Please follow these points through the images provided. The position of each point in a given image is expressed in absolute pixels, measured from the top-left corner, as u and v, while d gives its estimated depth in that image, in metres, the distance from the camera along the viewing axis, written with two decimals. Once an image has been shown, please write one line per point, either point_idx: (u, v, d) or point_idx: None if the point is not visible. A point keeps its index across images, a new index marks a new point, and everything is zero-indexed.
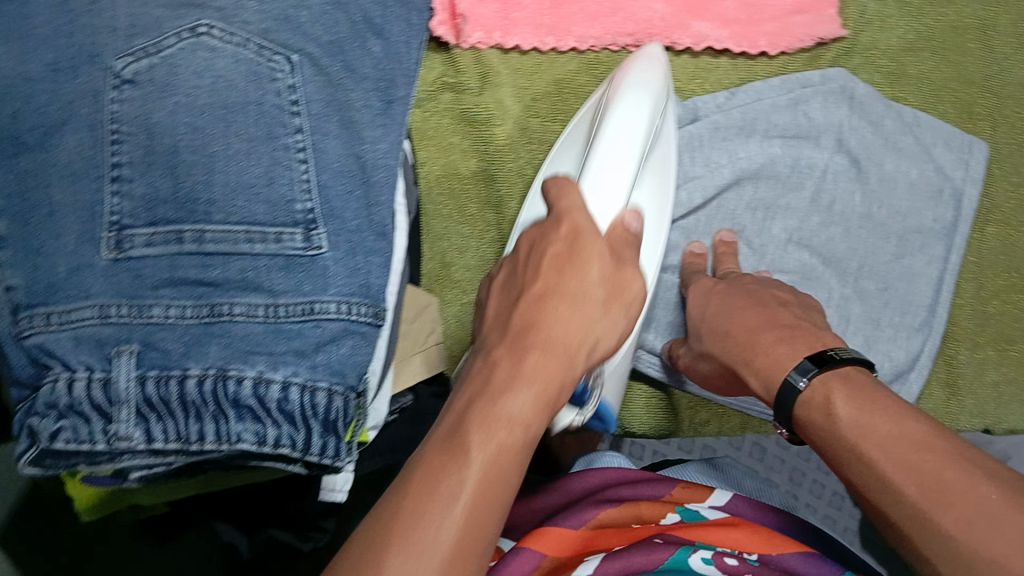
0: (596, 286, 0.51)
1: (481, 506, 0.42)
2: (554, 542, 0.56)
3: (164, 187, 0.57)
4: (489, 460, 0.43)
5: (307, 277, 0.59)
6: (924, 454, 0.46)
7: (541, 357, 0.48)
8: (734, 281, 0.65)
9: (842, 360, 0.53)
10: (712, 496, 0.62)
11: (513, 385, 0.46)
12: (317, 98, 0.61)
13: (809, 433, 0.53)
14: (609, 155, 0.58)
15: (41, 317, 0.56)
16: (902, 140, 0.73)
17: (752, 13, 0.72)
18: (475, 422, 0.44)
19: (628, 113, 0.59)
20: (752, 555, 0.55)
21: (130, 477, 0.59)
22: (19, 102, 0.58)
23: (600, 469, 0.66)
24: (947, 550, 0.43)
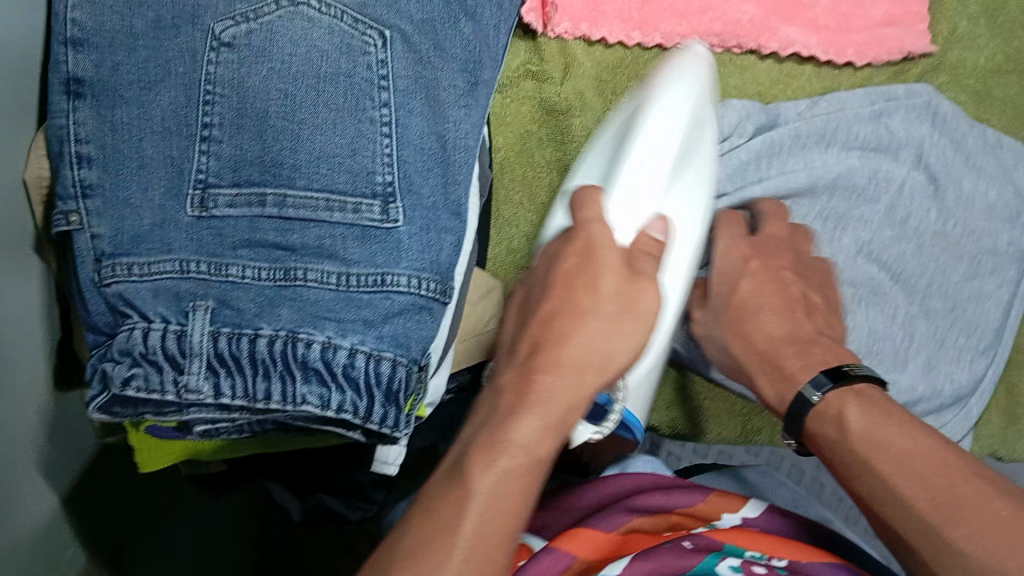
0: (609, 296, 0.50)
1: (488, 534, 0.42)
2: (585, 543, 0.55)
3: (251, 149, 0.59)
4: (495, 489, 0.43)
5: (381, 248, 0.59)
6: (938, 470, 0.47)
7: (550, 379, 0.47)
8: (768, 261, 0.61)
9: (857, 375, 0.52)
10: (747, 508, 0.60)
11: (519, 412, 0.46)
12: (406, 74, 0.62)
13: (819, 445, 0.53)
14: (637, 168, 0.57)
15: (123, 266, 0.58)
16: (982, 161, 0.73)
17: (842, 21, 0.72)
18: (480, 452, 0.44)
19: (663, 123, 0.58)
20: (784, 561, 0.53)
21: (194, 430, 0.61)
22: (121, 55, 0.59)
23: (633, 475, 0.65)
24: (957, 563, 0.44)
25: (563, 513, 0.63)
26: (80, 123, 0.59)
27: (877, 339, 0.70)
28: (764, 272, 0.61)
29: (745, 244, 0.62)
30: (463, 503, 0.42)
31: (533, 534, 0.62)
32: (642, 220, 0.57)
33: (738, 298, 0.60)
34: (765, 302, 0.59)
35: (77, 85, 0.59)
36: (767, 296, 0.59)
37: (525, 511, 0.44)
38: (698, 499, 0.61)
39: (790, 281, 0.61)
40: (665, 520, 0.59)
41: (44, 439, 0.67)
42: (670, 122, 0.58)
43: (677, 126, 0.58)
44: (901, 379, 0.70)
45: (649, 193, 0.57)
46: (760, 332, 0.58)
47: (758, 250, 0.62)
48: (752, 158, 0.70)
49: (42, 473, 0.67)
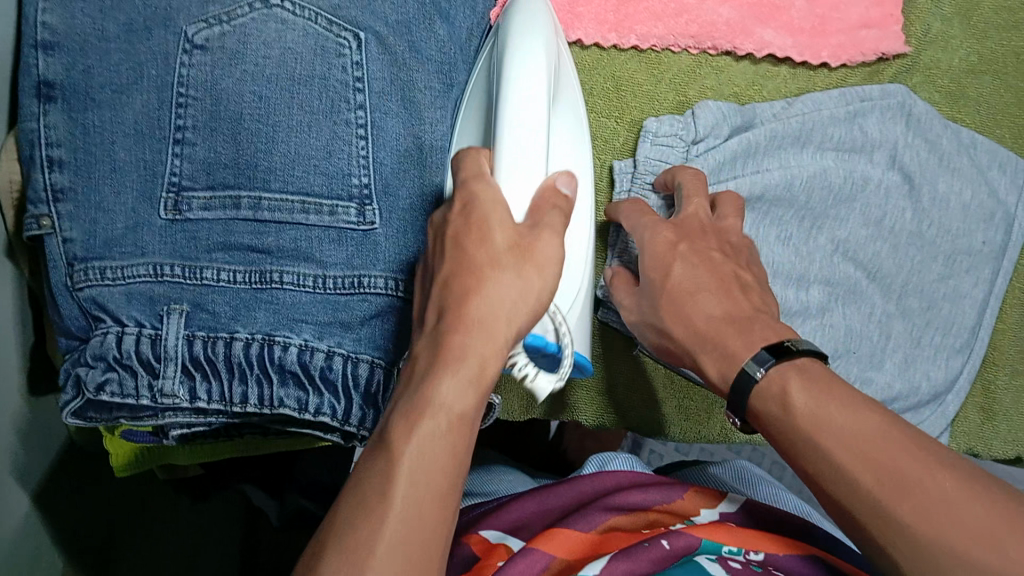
0: (504, 245, 0.45)
1: (420, 502, 0.41)
2: (563, 544, 0.56)
3: (225, 151, 0.58)
4: (421, 456, 0.41)
5: (358, 251, 0.59)
6: (881, 444, 0.47)
7: (466, 338, 0.43)
8: (696, 244, 0.60)
9: (800, 351, 0.51)
10: (724, 503, 0.61)
11: (438, 373, 0.43)
12: (380, 76, 0.61)
13: (764, 424, 0.53)
14: (520, 127, 0.51)
15: (96, 271, 0.57)
16: (957, 161, 0.73)
17: (817, 23, 0.72)
18: (401, 420, 0.42)
19: (530, 77, 0.53)
20: (759, 555, 0.55)
21: (169, 435, 0.61)
22: (91, 58, 0.58)
23: (611, 473, 0.66)
24: (908, 542, 0.45)
25: (543, 510, 0.64)
26: (51, 127, 0.58)
27: (853, 338, 0.71)
28: (694, 255, 0.59)
29: (668, 227, 0.61)
30: (389, 476, 0.41)
31: (513, 534, 0.61)
32: (537, 179, 0.51)
33: (671, 282, 0.59)
34: (701, 283, 0.58)
35: (49, 88, 0.58)
36: (701, 277, 0.58)
37: (456, 474, 0.42)
38: (677, 496, 0.62)
39: (719, 260, 0.60)
40: (642, 518, 0.60)
41: (19, 446, 0.66)
42: (534, 74, 0.53)
43: (541, 76, 0.53)
44: (878, 377, 0.71)
45: (538, 148, 0.51)
46: (697, 313, 0.57)
47: (682, 234, 0.61)
48: (727, 160, 0.70)
49: (18, 481, 0.66)
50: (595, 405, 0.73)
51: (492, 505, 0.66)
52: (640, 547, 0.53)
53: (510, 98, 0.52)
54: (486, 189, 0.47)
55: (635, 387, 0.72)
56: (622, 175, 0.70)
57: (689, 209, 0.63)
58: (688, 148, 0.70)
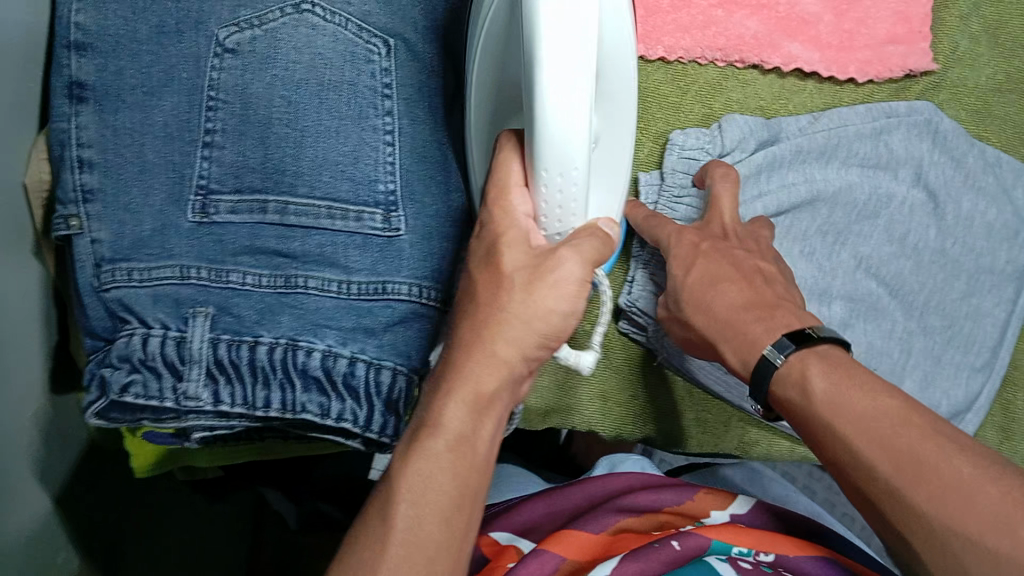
0: (514, 271, 0.48)
1: (423, 518, 0.46)
2: (575, 546, 0.57)
3: (253, 155, 0.59)
4: (422, 475, 0.47)
5: (383, 257, 0.60)
6: (901, 430, 0.49)
7: (471, 361, 0.48)
8: (718, 244, 0.62)
9: (820, 337, 0.53)
10: (735, 504, 0.62)
11: (442, 398, 0.48)
12: (408, 83, 0.62)
13: (786, 411, 0.54)
14: (557, 162, 0.45)
15: (124, 271, 0.58)
16: (983, 180, 0.74)
17: (844, 38, 0.72)
18: (408, 445, 0.48)
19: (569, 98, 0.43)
20: (769, 556, 0.57)
21: (192, 437, 0.61)
22: (124, 60, 0.59)
23: (623, 475, 0.67)
24: (921, 524, 0.47)
25: (552, 512, 0.64)
26: (83, 128, 0.59)
27: (875, 355, 0.70)
28: (715, 253, 0.61)
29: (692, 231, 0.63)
30: (395, 493, 0.47)
31: (523, 535, 0.62)
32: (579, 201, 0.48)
33: (691, 277, 0.60)
34: (720, 276, 0.59)
35: (80, 89, 0.59)
36: (723, 272, 0.60)
37: (460, 489, 0.47)
38: (688, 497, 0.63)
39: (742, 257, 0.61)
40: (653, 520, 0.61)
41: (40, 443, 0.66)
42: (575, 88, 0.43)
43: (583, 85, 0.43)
44: None
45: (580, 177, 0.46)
46: (719, 302, 0.58)
47: (704, 235, 0.63)
48: (752, 174, 0.70)
49: (37, 477, 0.66)
50: (613, 418, 0.73)
51: (504, 506, 0.67)
52: (651, 548, 0.54)
53: (542, 117, 0.43)
54: (504, 216, 0.49)
55: (656, 400, 0.72)
56: (648, 187, 0.70)
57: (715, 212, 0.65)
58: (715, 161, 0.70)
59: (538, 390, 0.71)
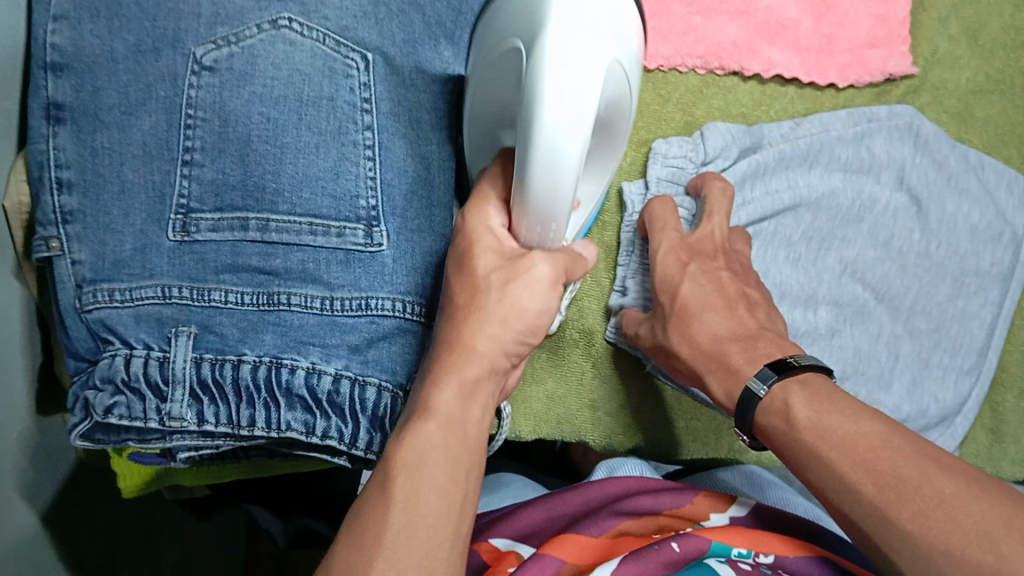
0: (488, 272, 0.50)
1: (421, 489, 0.46)
2: (575, 550, 0.57)
3: (233, 173, 0.58)
4: (417, 449, 0.46)
5: (365, 273, 0.60)
6: (881, 452, 0.49)
7: (452, 353, 0.49)
8: (705, 265, 0.63)
9: (801, 366, 0.55)
10: (734, 506, 0.63)
11: (430, 387, 0.48)
12: (388, 97, 0.62)
13: (770, 440, 0.55)
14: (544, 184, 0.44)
15: (104, 292, 0.57)
16: (965, 182, 0.74)
17: (824, 42, 0.72)
18: (400, 433, 0.48)
19: (570, 123, 0.42)
20: (768, 557, 0.57)
21: (177, 457, 0.61)
22: (101, 79, 0.58)
23: (621, 477, 0.66)
24: (905, 545, 0.46)
25: (551, 516, 0.64)
26: (61, 148, 0.58)
27: (863, 360, 0.71)
28: (701, 275, 0.63)
29: (681, 248, 0.64)
30: (392, 470, 0.46)
31: (522, 542, 0.62)
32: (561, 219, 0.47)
33: (680, 300, 0.62)
34: (706, 301, 0.61)
35: (57, 110, 0.58)
36: (708, 295, 0.62)
37: (452, 471, 0.47)
38: (686, 500, 0.63)
39: (726, 279, 0.63)
40: (652, 521, 0.62)
41: (26, 463, 0.66)
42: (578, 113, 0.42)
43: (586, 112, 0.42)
44: (888, 398, 0.71)
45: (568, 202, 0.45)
46: (703, 330, 0.60)
47: (693, 254, 0.64)
48: (737, 183, 0.70)
49: (23, 499, 0.65)
50: (602, 428, 0.72)
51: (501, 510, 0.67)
52: (651, 550, 0.55)
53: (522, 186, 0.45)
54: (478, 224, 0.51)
55: (645, 409, 0.72)
56: (632, 197, 0.70)
57: (709, 228, 0.65)
58: (698, 169, 0.70)
59: (528, 399, 0.71)
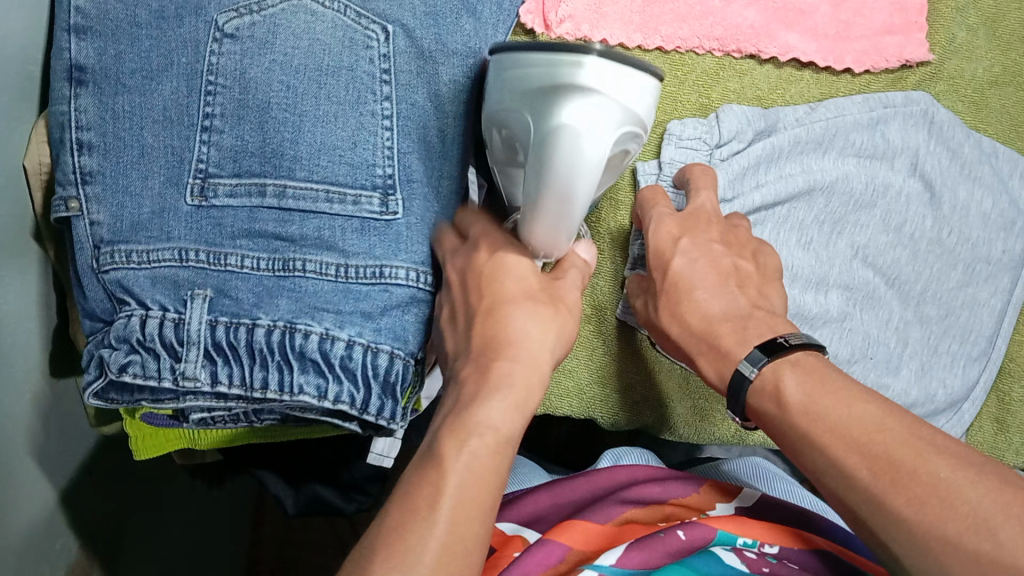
0: (530, 292, 0.55)
1: (463, 508, 0.46)
2: (580, 535, 0.58)
3: (251, 139, 0.59)
4: (469, 463, 0.47)
5: (380, 240, 0.60)
6: (875, 436, 0.49)
7: (508, 364, 0.51)
8: (697, 238, 0.63)
9: (791, 345, 0.54)
10: (737, 499, 0.63)
11: (486, 397, 0.50)
12: (407, 68, 0.62)
13: (763, 421, 0.55)
14: (563, 173, 0.48)
15: (122, 253, 0.58)
16: (979, 170, 0.75)
17: (841, 29, 0.72)
18: (449, 435, 0.48)
19: (597, 122, 0.47)
20: (775, 548, 0.57)
21: (190, 418, 0.61)
22: (124, 44, 0.59)
23: (625, 466, 0.67)
24: (901, 530, 0.47)
25: (558, 503, 0.64)
26: (82, 110, 0.59)
27: (871, 344, 0.72)
28: (694, 249, 0.62)
29: (672, 221, 0.63)
30: (439, 486, 0.46)
31: (528, 526, 0.62)
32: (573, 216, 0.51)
33: (671, 277, 0.62)
34: (699, 278, 0.61)
35: (79, 73, 0.59)
36: (701, 271, 0.61)
37: (494, 486, 0.48)
38: (692, 490, 0.64)
39: (719, 253, 0.62)
40: (658, 511, 0.62)
41: (39, 427, 0.66)
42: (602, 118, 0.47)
43: (606, 110, 0.47)
44: (897, 383, 0.72)
45: (580, 200, 0.49)
46: (694, 309, 0.60)
47: (685, 227, 0.63)
48: (754, 165, 0.70)
49: (36, 465, 0.66)
50: (611, 405, 0.73)
51: (510, 494, 0.67)
52: (656, 539, 0.56)
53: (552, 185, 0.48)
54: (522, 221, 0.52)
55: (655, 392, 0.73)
56: (646, 177, 0.70)
57: (698, 201, 0.65)
58: (712, 151, 0.70)
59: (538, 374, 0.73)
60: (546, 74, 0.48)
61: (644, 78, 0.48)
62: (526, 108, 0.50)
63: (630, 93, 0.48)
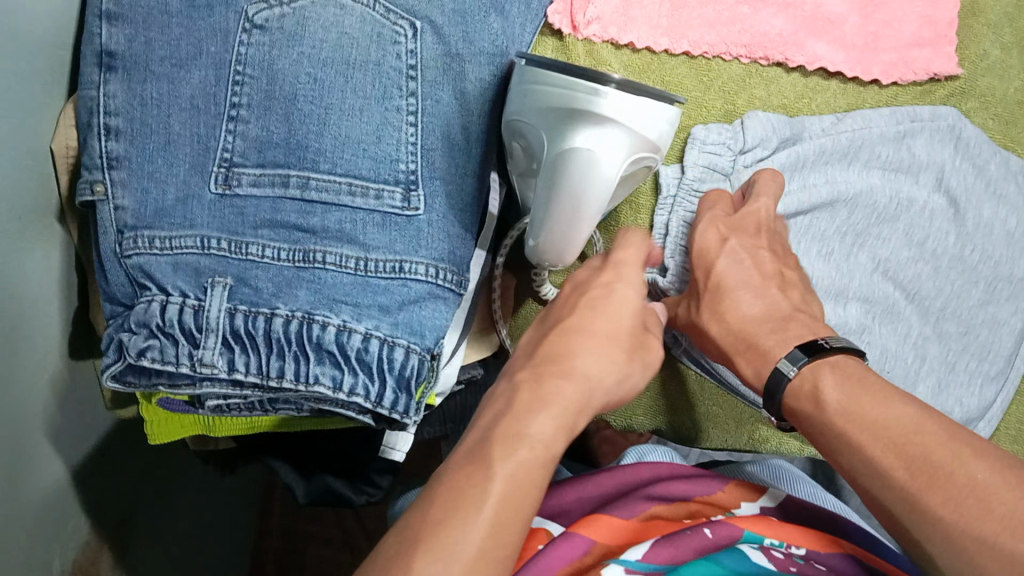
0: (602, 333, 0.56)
1: (504, 509, 0.45)
2: (605, 530, 0.57)
3: (277, 131, 0.59)
4: (515, 472, 0.47)
5: (401, 236, 0.60)
6: (915, 437, 0.49)
7: (561, 384, 0.52)
8: (744, 241, 0.63)
9: (833, 348, 0.55)
10: (763, 497, 0.63)
11: (537, 409, 0.50)
12: (433, 65, 0.63)
13: (800, 423, 0.56)
14: (570, 192, 0.49)
15: (145, 239, 0.59)
16: (1004, 188, 0.75)
17: (870, 40, 0.72)
18: (500, 441, 0.48)
19: (605, 143, 0.48)
20: (801, 550, 0.57)
21: (206, 404, 0.61)
22: (154, 31, 0.59)
23: (651, 464, 0.66)
24: (935, 530, 0.46)
25: (582, 497, 0.64)
26: (111, 95, 0.59)
27: (890, 357, 0.71)
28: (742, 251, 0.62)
29: (723, 223, 0.64)
30: (484, 492, 0.45)
31: (551, 520, 0.62)
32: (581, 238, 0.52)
33: (714, 277, 0.62)
34: (741, 280, 0.62)
35: (110, 58, 0.59)
36: (745, 275, 0.62)
37: (534, 501, 0.47)
38: (717, 488, 0.64)
39: (766, 259, 0.63)
40: (683, 508, 0.62)
41: (55, 409, 0.67)
42: (610, 136, 0.48)
43: (620, 137, 0.48)
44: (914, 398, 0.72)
45: (588, 220, 0.50)
46: (734, 311, 0.61)
47: (732, 228, 0.64)
48: (777, 173, 0.70)
49: (51, 446, 0.67)
50: (624, 409, 0.78)
51: None
52: (683, 536, 0.56)
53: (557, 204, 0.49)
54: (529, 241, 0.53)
55: (666, 393, 0.77)
56: (667, 181, 0.70)
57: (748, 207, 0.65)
58: (736, 157, 0.70)
59: None
60: (561, 96, 0.49)
61: (663, 108, 0.49)
62: (541, 124, 0.51)
63: (646, 124, 0.49)
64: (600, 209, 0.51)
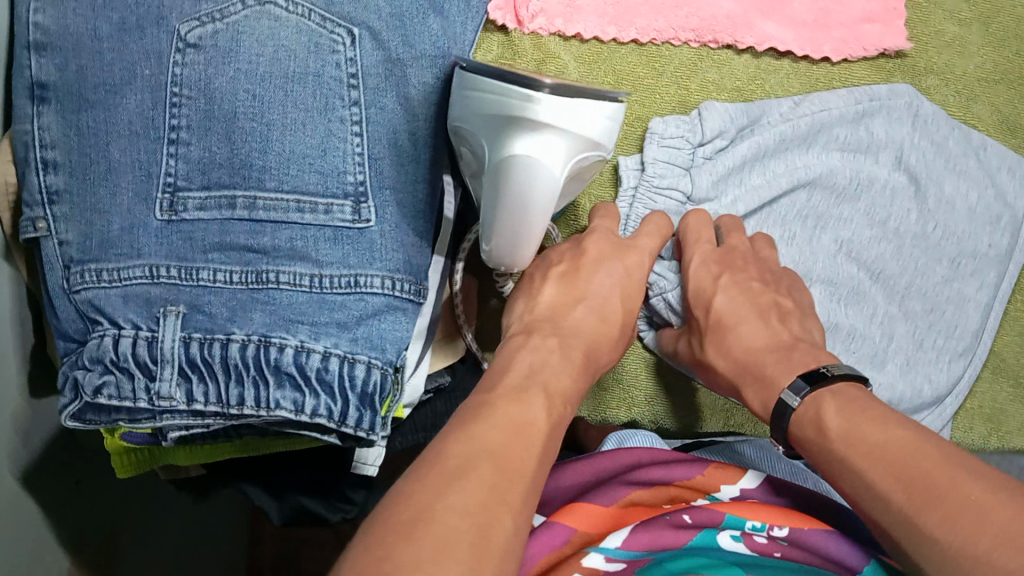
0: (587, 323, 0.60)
1: (546, 450, 0.48)
2: (587, 518, 0.57)
3: (220, 151, 0.58)
4: (552, 421, 0.50)
5: (354, 249, 0.59)
6: (912, 460, 0.48)
7: (574, 360, 0.56)
8: (737, 276, 0.64)
9: (834, 376, 0.55)
10: (745, 478, 0.62)
11: (565, 370, 0.55)
12: (375, 72, 0.61)
13: (805, 451, 0.55)
14: (513, 200, 0.48)
15: (92, 272, 0.58)
16: (965, 163, 0.73)
17: (820, 17, 0.71)
18: (538, 392, 0.51)
19: (543, 149, 0.47)
20: (783, 531, 0.56)
21: (168, 436, 0.60)
22: (86, 58, 0.58)
23: (630, 449, 0.65)
24: (934, 552, 0.45)
25: (560, 486, 0.63)
26: (46, 128, 0.59)
27: (856, 339, 0.71)
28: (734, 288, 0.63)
29: (714, 260, 0.65)
30: (530, 431, 0.48)
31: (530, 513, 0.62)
32: (533, 242, 0.51)
33: (714, 314, 0.63)
34: (743, 315, 0.63)
35: (42, 90, 0.58)
36: (744, 309, 0.63)
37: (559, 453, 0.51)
38: (697, 472, 0.62)
39: (759, 291, 0.64)
40: (665, 492, 0.61)
41: (22, 447, 0.66)
42: (547, 141, 0.47)
43: (558, 141, 0.47)
44: (879, 377, 0.71)
45: (536, 224, 0.49)
46: (738, 342, 0.62)
47: (724, 265, 0.65)
48: (737, 166, 0.69)
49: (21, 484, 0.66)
50: (599, 401, 0.76)
51: None
52: (660, 519, 0.56)
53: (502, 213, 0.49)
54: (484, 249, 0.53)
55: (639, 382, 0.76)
56: (627, 173, 0.69)
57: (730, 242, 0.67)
58: (694, 150, 0.69)
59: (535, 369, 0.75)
60: (497, 106, 0.48)
61: (598, 106, 0.48)
62: (482, 133, 0.50)
63: (583, 123, 0.48)
64: (548, 212, 0.50)
